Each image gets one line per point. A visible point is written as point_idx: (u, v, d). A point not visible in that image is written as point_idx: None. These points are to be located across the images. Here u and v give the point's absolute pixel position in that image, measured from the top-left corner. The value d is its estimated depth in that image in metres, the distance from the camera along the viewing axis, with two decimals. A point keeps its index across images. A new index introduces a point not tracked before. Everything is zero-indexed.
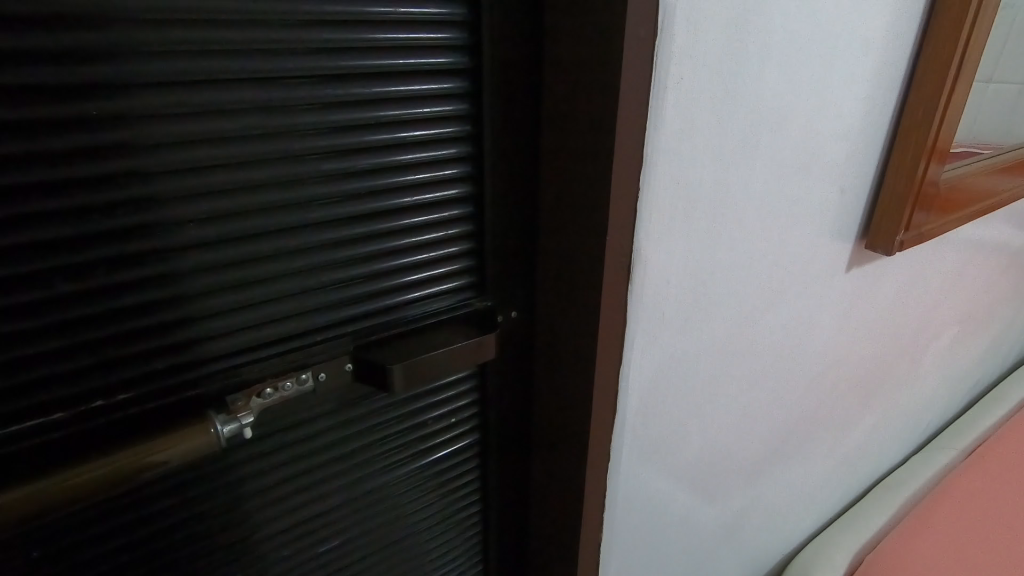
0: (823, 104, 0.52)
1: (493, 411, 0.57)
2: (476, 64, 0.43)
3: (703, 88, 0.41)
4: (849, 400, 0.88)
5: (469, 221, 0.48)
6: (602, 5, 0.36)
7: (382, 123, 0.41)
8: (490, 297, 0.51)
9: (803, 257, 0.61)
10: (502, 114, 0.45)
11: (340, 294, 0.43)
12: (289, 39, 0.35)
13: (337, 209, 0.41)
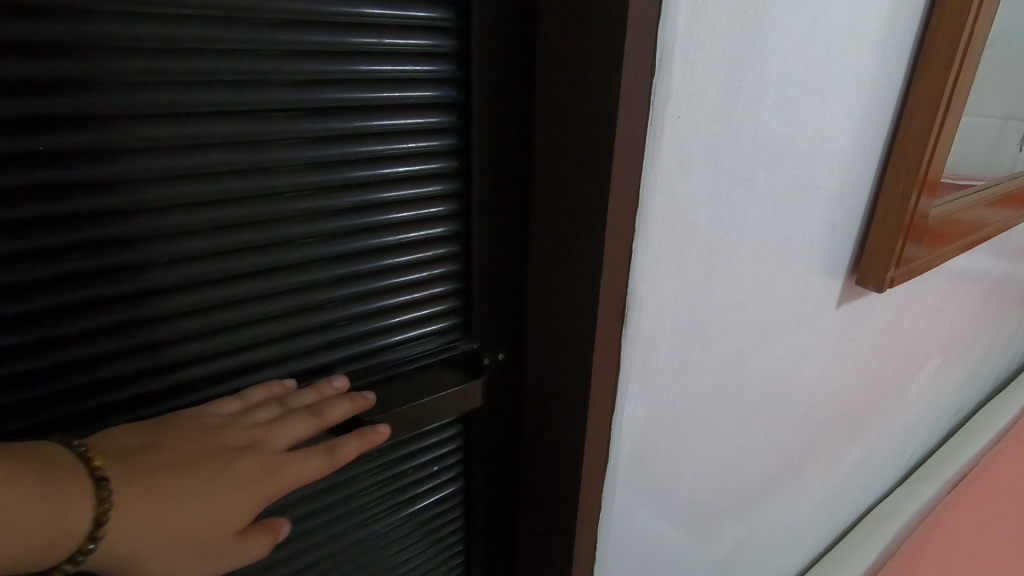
0: (817, 141, 0.51)
1: (486, 461, 0.54)
2: (466, 97, 0.41)
3: (701, 127, 0.40)
4: (837, 433, 0.87)
5: (457, 259, 0.46)
6: (600, 40, 0.35)
7: (366, 159, 0.39)
8: (479, 339, 0.49)
9: (796, 294, 0.59)
10: (494, 150, 0.43)
11: (321, 337, 0.41)
12: (269, 69, 0.33)
13: (318, 249, 0.39)
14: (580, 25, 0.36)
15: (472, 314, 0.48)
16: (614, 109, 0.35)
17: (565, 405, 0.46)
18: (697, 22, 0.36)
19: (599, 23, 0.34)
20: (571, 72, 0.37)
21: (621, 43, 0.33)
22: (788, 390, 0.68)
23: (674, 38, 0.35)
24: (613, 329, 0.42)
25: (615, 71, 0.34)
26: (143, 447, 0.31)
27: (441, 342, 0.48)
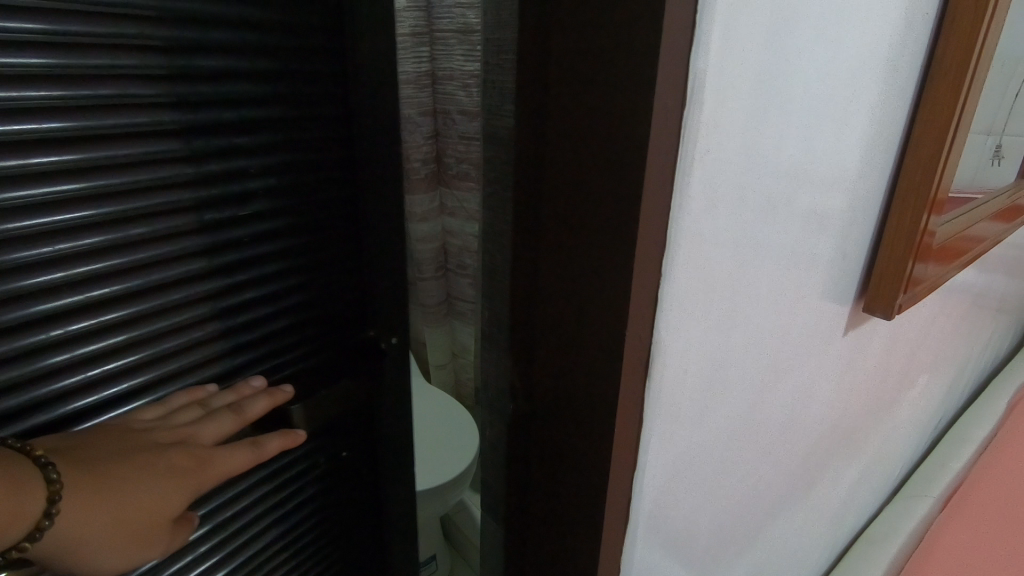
0: (835, 166, 0.49)
1: (383, 429, 0.75)
2: (291, 135, 0.54)
3: (728, 161, 0.36)
4: (838, 457, 0.85)
5: (281, 263, 0.57)
6: (629, 68, 0.31)
7: (209, 179, 0.49)
8: (371, 328, 0.69)
9: (809, 324, 0.57)
10: (310, 180, 0.57)
11: (187, 329, 0.51)
12: (142, 104, 0.43)
13: (170, 255, 0.48)
14: (603, 50, 0.32)
15: (365, 313, 0.68)
16: (644, 144, 0.31)
17: (582, 460, 0.42)
18: (729, 44, 0.32)
19: (626, 48, 0.31)
20: (593, 100, 0.34)
21: (652, 70, 0.30)
22: (797, 421, 0.65)
23: (707, 68, 0.32)
24: (638, 381, 0.38)
25: (644, 103, 0.31)
26: (79, 446, 0.42)
27: (332, 339, 0.66)
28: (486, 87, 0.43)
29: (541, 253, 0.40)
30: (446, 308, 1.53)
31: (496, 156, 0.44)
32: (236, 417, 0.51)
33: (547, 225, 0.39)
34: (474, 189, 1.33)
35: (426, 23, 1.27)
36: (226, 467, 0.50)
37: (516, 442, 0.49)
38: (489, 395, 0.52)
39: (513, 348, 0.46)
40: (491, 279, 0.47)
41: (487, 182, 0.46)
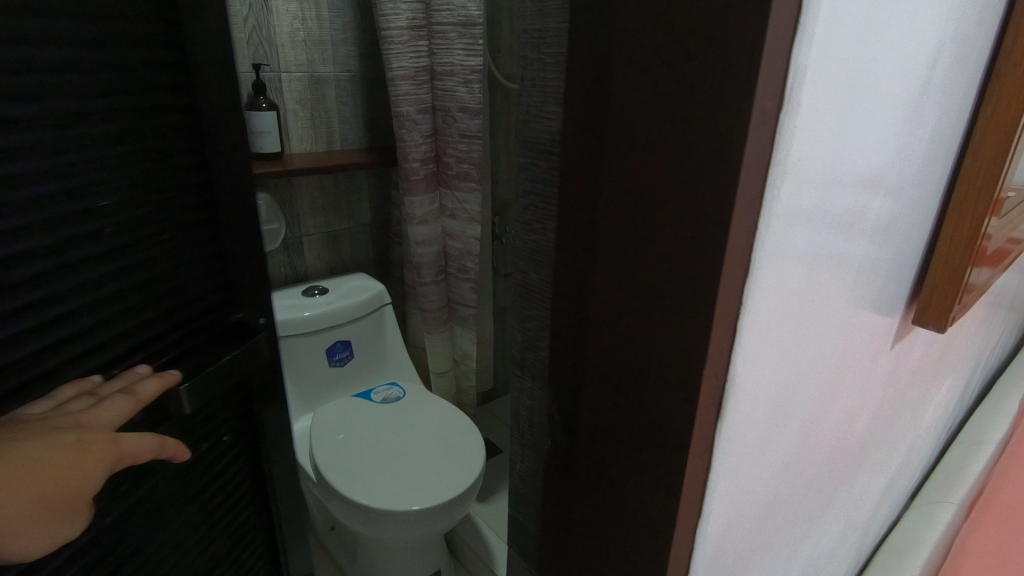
0: (905, 169, 0.44)
1: (252, 398, 0.92)
2: (190, 168, 0.73)
3: (813, 172, 0.32)
4: (873, 470, 0.80)
5: (174, 267, 0.72)
6: (717, 64, 0.26)
7: (119, 205, 0.64)
8: (239, 309, 0.84)
9: (866, 339, 0.52)
10: (209, 199, 0.76)
11: (81, 325, 0.61)
12: (87, 159, 0.59)
13: (72, 266, 0.59)
14: (681, 43, 0.27)
15: (229, 297, 0.82)
16: (735, 159, 0.26)
17: (638, 510, 0.37)
18: (823, 35, 0.28)
19: (713, 40, 0.25)
20: (664, 103, 0.28)
21: (750, 69, 0.25)
22: (840, 441, 0.60)
23: (803, 67, 0.27)
24: (708, 426, 0.33)
25: (737, 108, 0.25)
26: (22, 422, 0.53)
27: (205, 321, 0.79)
28: (523, 86, 0.38)
29: (592, 278, 0.35)
30: (447, 313, 1.48)
31: (535, 165, 0.39)
32: (134, 400, 0.61)
33: (600, 247, 0.34)
34: (476, 190, 1.31)
35: (424, 16, 1.21)
36: (143, 448, 0.62)
37: (554, 484, 0.44)
38: (523, 427, 0.47)
39: (552, 380, 0.41)
40: (527, 302, 0.42)
41: (522, 195, 0.40)
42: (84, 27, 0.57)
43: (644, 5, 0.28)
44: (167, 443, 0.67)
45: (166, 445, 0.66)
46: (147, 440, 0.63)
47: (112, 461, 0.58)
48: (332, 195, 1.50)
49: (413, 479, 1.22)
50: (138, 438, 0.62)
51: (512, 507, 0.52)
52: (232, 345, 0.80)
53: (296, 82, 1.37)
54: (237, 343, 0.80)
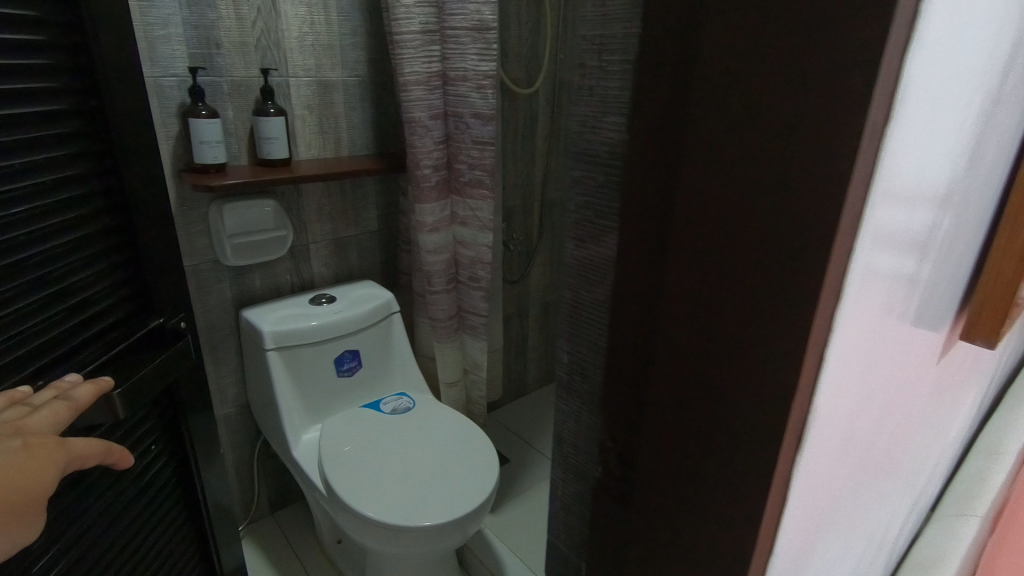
0: (970, 180, 0.42)
1: (178, 402, 1.01)
2: (106, 192, 0.83)
3: (904, 187, 0.30)
4: (909, 489, 0.77)
5: (99, 277, 0.82)
6: (827, 78, 0.24)
7: (56, 225, 0.74)
8: (156, 314, 0.93)
9: (919, 355, 0.50)
10: (124, 218, 0.86)
11: (28, 333, 0.71)
12: (33, 185, 0.70)
13: (25, 280, 0.70)
14: (783, 51, 0.25)
15: (143, 302, 0.91)
16: (847, 175, 0.25)
17: (709, 537, 0.36)
18: (930, 39, 0.26)
19: (822, 48, 0.24)
20: (758, 115, 0.26)
21: (864, 83, 0.24)
22: (884, 461, 0.57)
23: (912, 78, 0.26)
24: (790, 448, 0.32)
25: (850, 119, 0.24)
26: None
27: (126, 328, 0.88)
28: (577, 94, 0.36)
29: (660, 298, 0.33)
30: (457, 321, 1.49)
31: (590, 178, 0.36)
32: (72, 404, 0.65)
33: (671, 265, 0.32)
34: (489, 197, 1.31)
35: (437, 20, 1.20)
36: (87, 452, 0.66)
37: (605, 512, 0.42)
38: (567, 452, 0.45)
39: (606, 404, 0.39)
40: (578, 322, 0.40)
41: (574, 210, 0.38)
42: (19, 81, 0.67)
43: (740, 15, 0.26)
44: (108, 449, 0.71)
45: (108, 450, 0.71)
46: (94, 443, 0.67)
47: (64, 462, 0.60)
48: (340, 202, 1.48)
49: (425, 492, 1.19)
50: (84, 442, 0.66)
51: (551, 534, 0.49)
52: (154, 349, 0.89)
53: (305, 87, 1.35)
54: (162, 347, 0.90)
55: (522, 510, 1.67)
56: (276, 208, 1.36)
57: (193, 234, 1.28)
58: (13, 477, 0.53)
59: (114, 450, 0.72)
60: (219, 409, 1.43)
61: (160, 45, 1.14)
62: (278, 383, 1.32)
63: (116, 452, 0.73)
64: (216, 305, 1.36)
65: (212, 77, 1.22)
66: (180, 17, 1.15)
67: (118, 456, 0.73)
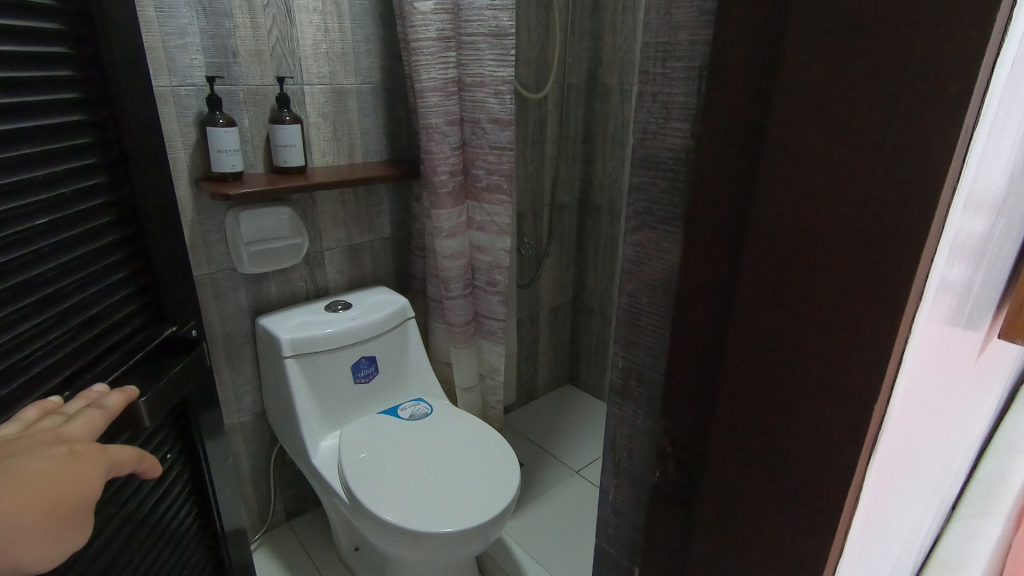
0: (1019, 181, 0.42)
1: (192, 413, 0.95)
2: (123, 202, 0.82)
3: (977, 190, 0.31)
4: (940, 490, 0.77)
5: (120, 287, 0.81)
6: (920, 85, 0.25)
7: (78, 234, 0.74)
8: (170, 323, 0.91)
9: (964, 354, 0.50)
10: (145, 228, 0.85)
11: (52, 344, 0.70)
12: (54, 195, 0.69)
13: (47, 290, 0.69)
14: (875, 57, 0.26)
15: (160, 312, 0.90)
16: (939, 177, 0.26)
17: (779, 539, 0.36)
18: (1009, 49, 0.27)
19: (916, 55, 0.25)
20: (847, 123, 0.27)
21: (958, 90, 0.25)
22: (924, 460, 0.56)
23: (995, 87, 0.27)
24: (867, 445, 0.32)
25: (944, 124, 0.25)
26: (24, 436, 0.55)
27: (146, 337, 0.86)
28: (638, 102, 0.36)
29: (732, 302, 0.33)
30: (474, 326, 1.53)
31: (651, 186, 0.36)
32: (106, 411, 0.66)
33: (744, 271, 0.32)
34: (506, 202, 1.38)
35: (453, 26, 1.28)
36: (129, 461, 0.65)
37: (663, 517, 0.42)
38: (621, 457, 0.45)
39: (667, 409, 0.39)
40: (634, 327, 0.40)
41: (630, 216, 0.38)
42: (33, 94, 0.66)
43: (826, 26, 0.26)
44: (148, 461, 0.69)
45: (148, 462, 0.69)
46: (132, 450, 0.66)
47: (104, 471, 0.59)
48: (354, 208, 1.49)
49: (448, 493, 1.20)
50: (123, 448, 0.65)
51: (599, 538, 0.49)
52: (170, 359, 0.87)
53: (319, 94, 1.35)
54: (177, 358, 0.88)
55: (537, 513, 1.68)
56: (292, 215, 1.37)
57: (211, 243, 1.28)
58: (61, 480, 0.53)
59: (151, 464, 0.71)
60: (235, 416, 1.43)
61: (177, 55, 1.15)
62: (296, 390, 1.32)
63: (154, 467, 0.71)
64: (233, 313, 1.36)
65: (228, 86, 1.23)
66: (197, 26, 1.16)
67: (153, 465, 0.71)
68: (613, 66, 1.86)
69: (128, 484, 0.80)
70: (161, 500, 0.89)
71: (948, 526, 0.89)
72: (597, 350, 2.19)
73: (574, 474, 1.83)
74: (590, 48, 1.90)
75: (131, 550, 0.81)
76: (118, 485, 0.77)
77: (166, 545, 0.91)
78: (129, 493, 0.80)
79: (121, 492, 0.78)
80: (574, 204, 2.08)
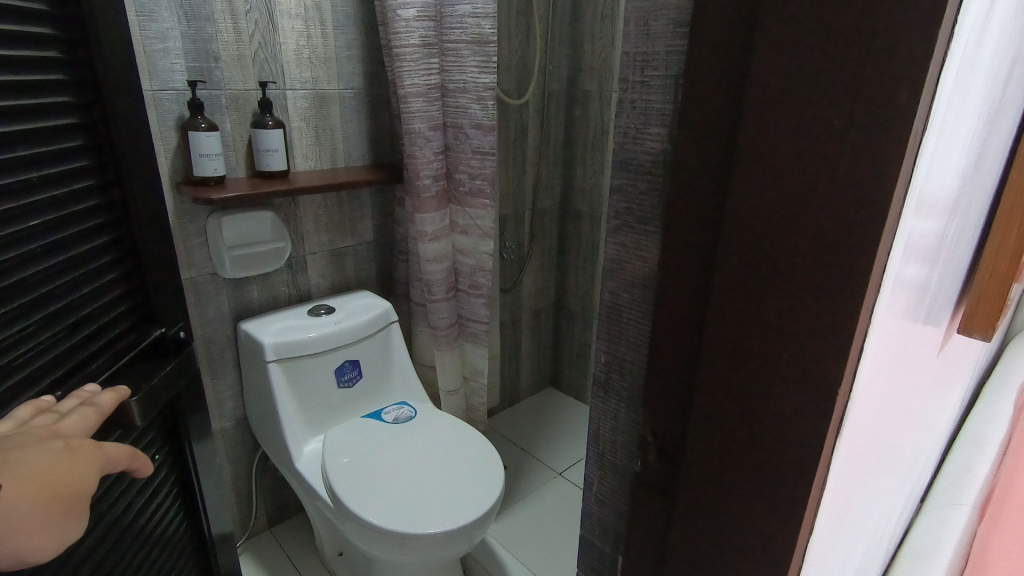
0: (971, 184, 0.45)
1: (179, 415, 0.95)
2: (113, 203, 0.82)
3: (930, 190, 0.34)
4: (909, 480, 0.80)
5: (109, 288, 0.81)
6: (873, 93, 0.28)
7: (70, 235, 0.74)
8: (157, 324, 0.91)
9: (926, 347, 0.53)
10: (130, 230, 0.86)
11: (44, 344, 0.70)
12: (47, 196, 0.70)
13: (41, 290, 0.69)
14: (833, 67, 0.28)
15: (148, 313, 0.90)
16: (893, 176, 0.28)
17: (754, 522, 0.38)
18: (952, 61, 0.29)
19: (870, 63, 0.27)
20: (810, 128, 0.29)
21: (907, 98, 0.27)
22: (891, 451, 0.58)
23: (940, 96, 0.29)
24: (833, 429, 0.35)
25: (895, 128, 0.28)
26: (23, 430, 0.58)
27: (135, 338, 0.87)
28: (618, 108, 0.38)
29: (708, 295, 0.35)
30: (457, 329, 1.55)
31: (632, 187, 0.38)
32: (98, 410, 0.68)
33: (718, 266, 0.34)
34: (489, 206, 1.40)
35: (435, 33, 1.30)
36: (121, 458, 0.68)
37: (646, 505, 0.44)
38: (604, 449, 0.46)
39: (648, 400, 0.41)
40: (616, 323, 0.42)
41: (612, 216, 0.40)
42: (26, 97, 0.66)
43: (790, 39, 0.29)
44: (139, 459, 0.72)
45: (140, 460, 0.72)
46: (124, 447, 0.69)
47: (100, 464, 0.63)
48: (336, 212, 1.49)
49: (433, 495, 1.21)
50: (115, 445, 0.68)
51: (584, 529, 0.51)
52: (159, 360, 0.88)
53: (302, 99, 1.36)
54: (166, 359, 0.89)
55: (521, 515, 1.69)
56: (275, 219, 1.37)
57: (192, 247, 1.28)
58: (59, 473, 0.57)
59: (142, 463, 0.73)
60: (216, 422, 1.42)
61: (158, 59, 1.14)
62: (279, 395, 1.31)
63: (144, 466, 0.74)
64: (214, 317, 1.35)
65: (210, 90, 1.23)
66: (178, 31, 1.16)
67: (144, 466, 0.73)
68: (592, 74, 1.89)
69: (119, 482, 0.80)
70: (150, 502, 0.88)
71: (918, 518, 0.91)
72: (579, 353, 2.22)
73: (557, 476, 1.85)
74: (570, 56, 1.93)
75: (122, 551, 0.81)
76: (110, 483, 0.78)
77: (156, 547, 0.90)
78: (120, 492, 0.80)
79: (112, 490, 0.78)
80: (555, 209, 2.11)
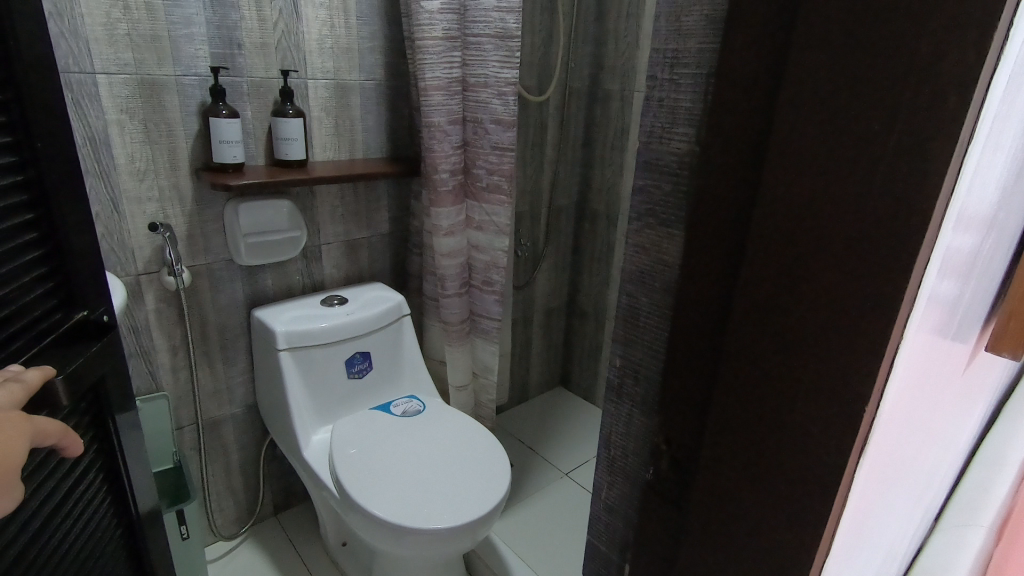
0: (1010, 195, 0.43)
1: (107, 398, 0.79)
2: (37, 183, 0.67)
3: (971, 201, 0.32)
4: (927, 492, 0.77)
5: (29, 263, 0.66)
6: (922, 97, 0.26)
7: None
8: (80, 306, 0.75)
9: (953, 358, 0.51)
10: (56, 210, 0.70)
11: None
12: None
13: None
14: (883, 65, 0.27)
15: (69, 295, 0.73)
16: (936, 186, 0.27)
17: (768, 537, 0.37)
18: (1003, 69, 0.28)
19: (917, 67, 0.26)
20: (851, 133, 0.28)
21: (957, 106, 0.26)
22: (909, 468, 0.57)
23: (987, 108, 0.28)
24: (857, 449, 0.33)
25: (942, 134, 0.26)
26: None
27: (57, 322, 0.70)
28: (645, 107, 0.36)
29: (732, 304, 0.34)
30: (469, 325, 1.55)
31: (653, 188, 0.37)
32: (25, 387, 0.58)
33: (744, 272, 0.33)
34: (506, 202, 1.39)
35: (459, 26, 1.29)
36: (48, 434, 0.62)
37: (656, 517, 0.42)
38: (615, 454, 0.45)
39: (663, 408, 0.40)
40: (633, 325, 0.41)
41: (633, 217, 0.39)
42: None
43: (840, 40, 0.27)
44: (71, 439, 0.66)
45: (71, 438, 0.66)
46: (56, 424, 0.63)
47: (29, 439, 0.58)
48: (353, 204, 1.49)
49: (438, 491, 1.20)
50: (46, 419, 0.62)
51: (590, 535, 0.50)
52: (82, 348, 0.73)
53: (323, 89, 1.36)
54: (89, 345, 0.74)
55: (525, 514, 1.68)
56: (291, 209, 1.37)
57: (209, 234, 1.29)
58: None
59: (73, 444, 0.67)
60: (226, 408, 1.44)
61: (182, 44, 1.15)
62: (289, 384, 1.32)
63: (75, 450, 0.68)
64: (228, 304, 1.36)
65: (232, 77, 1.24)
66: (203, 17, 1.16)
67: (76, 442, 0.67)
68: (614, 72, 1.87)
69: (46, 464, 0.68)
70: (75, 490, 0.74)
71: (931, 536, 0.88)
72: (590, 352, 2.20)
73: (563, 476, 1.84)
74: (593, 53, 1.91)
75: (80, 540, 0.76)
76: (34, 458, 0.66)
77: (91, 554, 0.79)
78: (52, 468, 0.69)
79: (40, 467, 0.67)
80: (571, 208, 2.09)
